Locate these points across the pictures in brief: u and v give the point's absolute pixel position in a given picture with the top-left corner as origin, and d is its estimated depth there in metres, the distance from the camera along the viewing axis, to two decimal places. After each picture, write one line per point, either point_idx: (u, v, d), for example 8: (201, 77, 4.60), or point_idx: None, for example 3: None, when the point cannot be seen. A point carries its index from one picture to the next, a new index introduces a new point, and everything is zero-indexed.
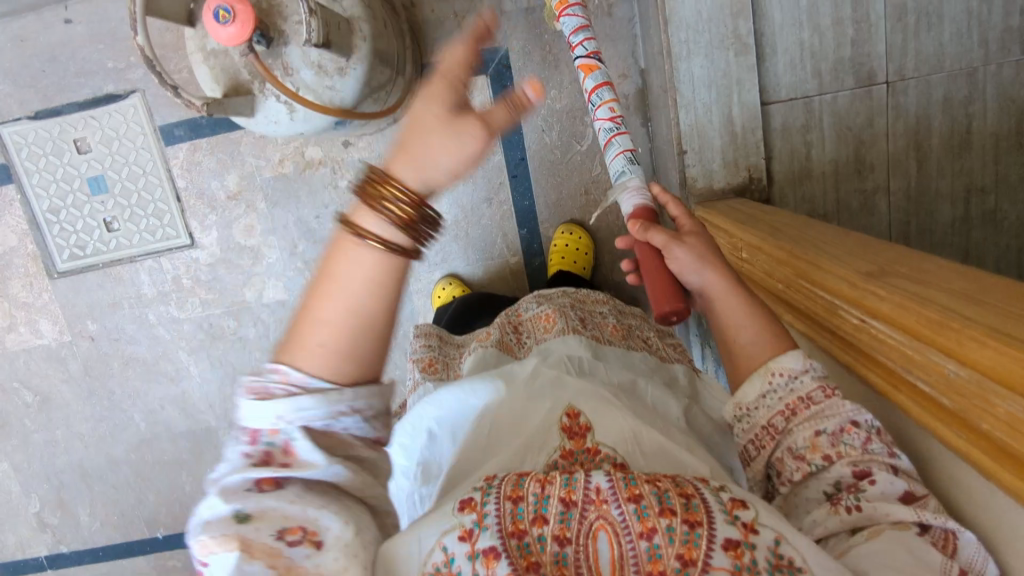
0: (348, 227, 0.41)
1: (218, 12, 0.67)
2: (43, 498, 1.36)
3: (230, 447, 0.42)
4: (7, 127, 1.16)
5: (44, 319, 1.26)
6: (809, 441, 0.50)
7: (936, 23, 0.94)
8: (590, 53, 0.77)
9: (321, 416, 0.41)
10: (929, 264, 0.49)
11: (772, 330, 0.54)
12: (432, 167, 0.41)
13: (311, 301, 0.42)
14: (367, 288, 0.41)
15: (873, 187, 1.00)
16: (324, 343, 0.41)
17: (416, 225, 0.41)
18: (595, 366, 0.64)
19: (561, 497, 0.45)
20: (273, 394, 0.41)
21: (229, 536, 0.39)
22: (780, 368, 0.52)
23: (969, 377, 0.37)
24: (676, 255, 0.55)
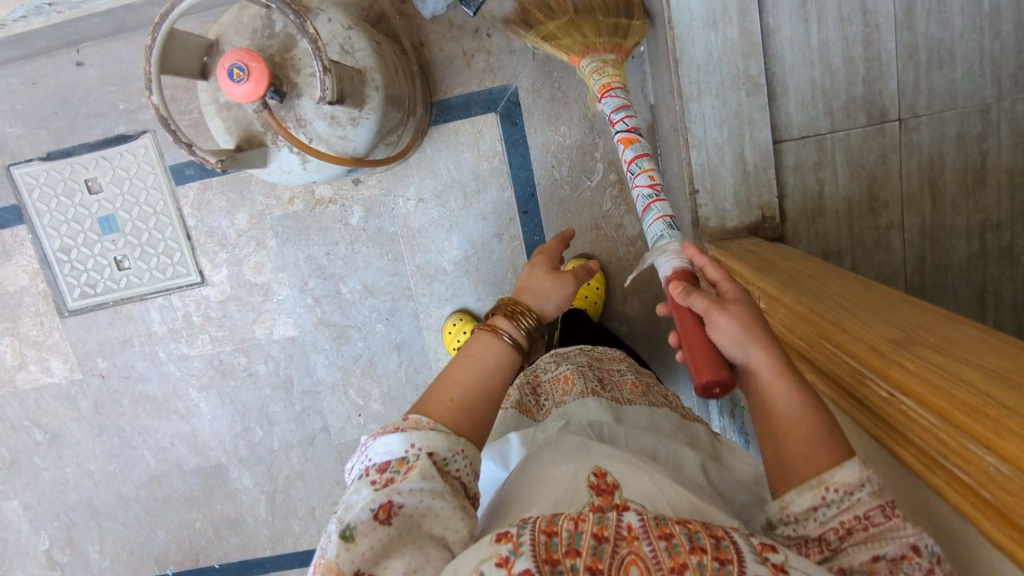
0: (482, 326, 0.60)
1: (233, 70, 0.67)
2: (52, 536, 1.36)
3: (363, 472, 0.52)
4: (20, 168, 1.17)
5: (55, 358, 1.26)
6: (865, 564, 0.43)
7: (948, 61, 0.92)
8: (630, 129, 0.82)
9: (445, 450, 0.52)
10: (955, 330, 0.49)
11: (825, 430, 0.47)
12: (551, 295, 0.63)
13: (442, 377, 0.58)
14: (489, 372, 0.58)
15: (887, 224, 0.99)
16: (453, 403, 0.55)
17: (529, 326, 0.60)
18: (615, 432, 0.66)
19: (594, 533, 0.45)
20: (409, 426, 0.53)
21: (340, 545, 0.47)
22: (837, 481, 0.45)
23: (1013, 474, 0.36)
24: (718, 325, 0.48)
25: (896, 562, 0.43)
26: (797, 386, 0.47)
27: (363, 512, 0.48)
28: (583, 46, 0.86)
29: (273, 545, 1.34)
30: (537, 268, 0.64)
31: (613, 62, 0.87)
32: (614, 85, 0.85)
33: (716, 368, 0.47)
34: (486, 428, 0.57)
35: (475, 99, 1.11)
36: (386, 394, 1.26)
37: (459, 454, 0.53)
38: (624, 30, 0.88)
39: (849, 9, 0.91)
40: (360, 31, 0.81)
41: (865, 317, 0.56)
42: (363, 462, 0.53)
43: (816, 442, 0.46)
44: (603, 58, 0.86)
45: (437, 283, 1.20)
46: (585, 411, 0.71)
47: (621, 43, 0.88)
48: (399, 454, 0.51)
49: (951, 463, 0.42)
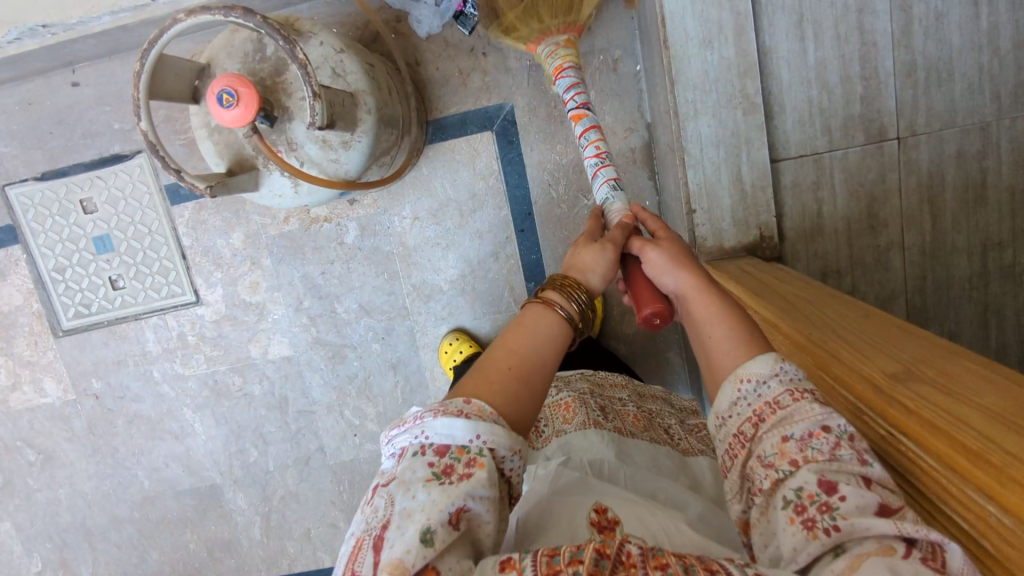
0: (534, 299, 0.56)
1: (222, 95, 0.67)
2: (45, 557, 1.34)
3: (423, 456, 0.47)
4: (14, 188, 1.17)
5: (49, 378, 1.25)
6: (776, 447, 0.45)
7: (947, 79, 0.91)
8: (580, 104, 0.84)
9: (510, 445, 0.49)
10: (953, 364, 0.48)
11: (742, 329, 0.50)
12: (595, 268, 0.59)
13: (494, 353, 0.53)
14: (548, 341, 0.54)
15: (886, 243, 0.98)
16: (513, 371, 0.52)
17: (580, 299, 0.56)
18: (616, 470, 0.66)
19: (595, 549, 0.43)
20: (471, 412, 0.48)
21: (417, 546, 0.43)
22: (746, 372, 0.48)
23: (1014, 526, 0.35)
24: (650, 260, 0.57)
25: (805, 442, 0.44)
26: (717, 297, 0.52)
27: (438, 511, 0.44)
28: (538, 33, 0.89)
29: (268, 566, 1.33)
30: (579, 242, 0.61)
31: (565, 44, 0.89)
32: (565, 66, 0.87)
33: (654, 303, 0.57)
34: (538, 406, 0.53)
35: (471, 117, 1.11)
36: (381, 414, 1.25)
37: (517, 454, 0.49)
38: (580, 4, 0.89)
39: (846, 28, 0.90)
40: (351, 53, 0.80)
41: (861, 348, 0.55)
42: (412, 438, 0.49)
43: (734, 337, 0.50)
44: (555, 42, 0.89)
45: (433, 302, 1.19)
46: (586, 445, 0.70)
47: (574, 20, 0.90)
48: (463, 442, 0.48)
49: (950, 508, 0.41)
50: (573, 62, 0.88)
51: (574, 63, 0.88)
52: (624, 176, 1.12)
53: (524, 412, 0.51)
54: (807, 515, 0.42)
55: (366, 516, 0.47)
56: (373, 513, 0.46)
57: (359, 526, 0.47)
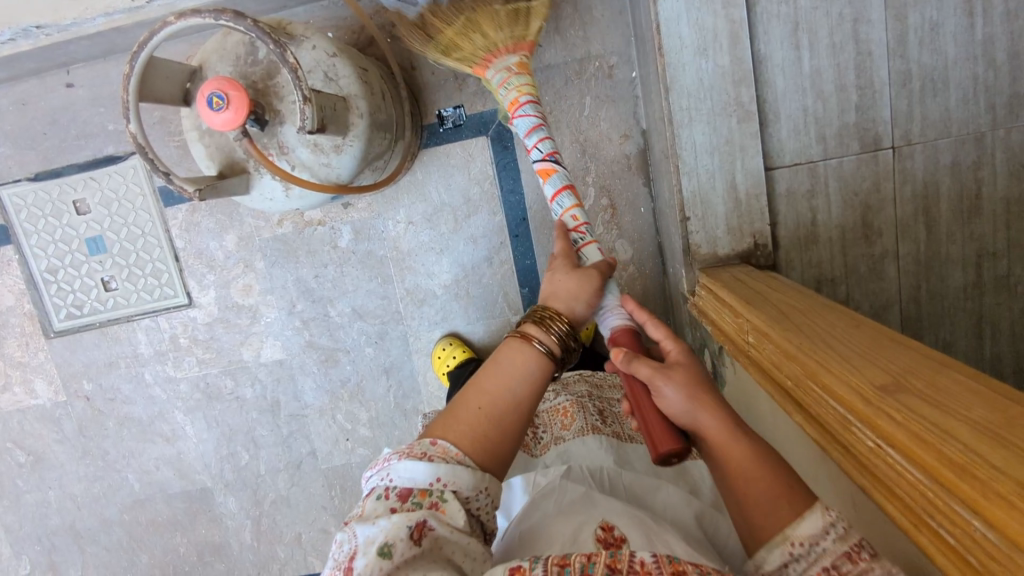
0: (512, 334, 0.58)
1: (212, 99, 0.67)
2: (34, 560, 1.34)
3: (383, 496, 0.49)
4: (7, 189, 1.16)
5: (40, 379, 1.25)
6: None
7: (942, 89, 0.91)
8: (546, 156, 0.81)
9: (472, 485, 0.50)
10: (944, 376, 0.48)
11: (784, 483, 0.48)
12: (580, 294, 0.63)
13: (470, 387, 0.56)
14: (521, 381, 0.56)
15: (881, 253, 0.98)
16: (482, 411, 0.54)
17: (562, 332, 0.58)
18: (616, 480, 0.66)
19: (607, 564, 0.44)
20: (434, 455, 0.50)
21: (375, 560, 0.44)
22: (802, 534, 0.45)
23: (999, 542, 0.35)
24: (665, 393, 0.53)
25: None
26: (749, 442, 0.50)
27: (398, 529, 0.46)
28: (485, 50, 0.82)
29: (258, 571, 1.32)
30: (559, 271, 0.65)
31: (517, 68, 0.83)
32: (522, 100, 0.82)
33: (671, 440, 0.52)
34: (512, 446, 0.54)
35: (467, 123, 1.11)
36: (374, 418, 1.24)
37: (483, 492, 0.51)
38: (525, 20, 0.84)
39: (841, 37, 0.90)
40: (344, 58, 0.80)
41: (852, 359, 0.55)
42: (378, 480, 0.51)
43: (779, 493, 0.48)
44: (507, 65, 0.82)
45: (427, 306, 1.19)
46: (586, 453, 0.70)
47: (523, 36, 0.83)
48: (424, 483, 0.49)
49: (938, 523, 0.40)
50: (530, 94, 0.83)
51: (533, 96, 0.83)
52: (619, 183, 1.12)
53: (494, 451, 0.53)
54: None
55: (332, 557, 0.48)
56: (338, 550, 0.47)
57: (326, 566, 0.48)
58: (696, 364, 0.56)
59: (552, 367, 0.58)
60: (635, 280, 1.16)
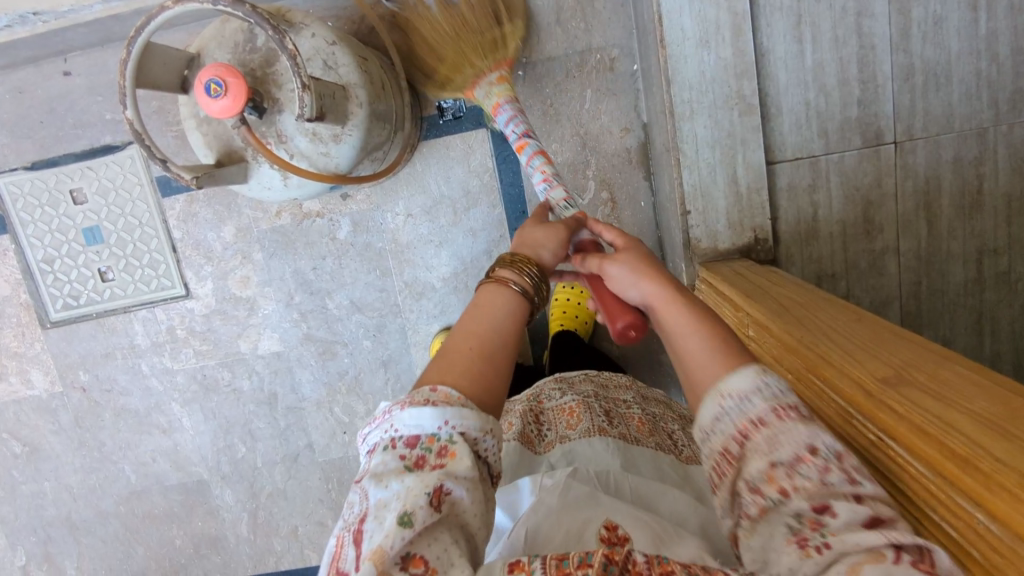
0: (489, 281, 0.56)
1: (210, 85, 0.66)
2: (30, 551, 1.33)
3: (392, 449, 0.48)
4: (3, 178, 1.15)
5: (36, 370, 1.24)
6: (764, 473, 0.42)
7: (945, 84, 0.91)
8: (522, 135, 0.89)
9: (480, 424, 0.49)
10: (947, 369, 0.47)
11: (717, 339, 0.49)
12: (546, 241, 0.60)
13: (457, 334, 0.54)
14: (506, 322, 0.54)
15: (882, 248, 0.97)
16: (476, 353, 0.52)
17: (534, 274, 0.57)
18: (622, 482, 0.65)
19: (604, 554, 0.44)
20: (439, 399, 0.48)
21: (396, 530, 0.44)
22: (729, 388, 0.45)
23: (1003, 535, 0.34)
24: (613, 275, 0.55)
25: (795, 469, 0.42)
26: (687, 305, 0.51)
27: (416, 497, 0.45)
28: (472, 77, 0.93)
29: (255, 563, 1.31)
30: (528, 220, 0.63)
31: (498, 81, 0.93)
32: (503, 104, 0.91)
33: (625, 314, 0.54)
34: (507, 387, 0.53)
35: (467, 115, 1.10)
36: (372, 412, 1.24)
37: (490, 433, 0.49)
38: (502, 42, 0.96)
39: (844, 31, 0.89)
40: (344, 46, 0.79)
41: (853, 352, 0.54)
42: (383, 433, 0.49)
43: (711, 350, 0.48)
44: (490, 82, 0.93)
45: (425, 299, 1.18)
46: (591, 455, 0.69)
47: (502, 56, 0.95)
48: (432, 430, 0.48)
49: (940, 515, 0.40)
50: (510, 99, 0.92)
51: (511, 100, 0.92)
52: (620, 176, 1.11)
53: (492, 389, 0.52)
54: (802, 539, 0.41)
55: (345, 516, 0.48)
56: (351, 510, 0.47)
57: (339, 526, 0.48)
58: (644, 247, 0.58)
59: (530, 307, 0.56)
60: None
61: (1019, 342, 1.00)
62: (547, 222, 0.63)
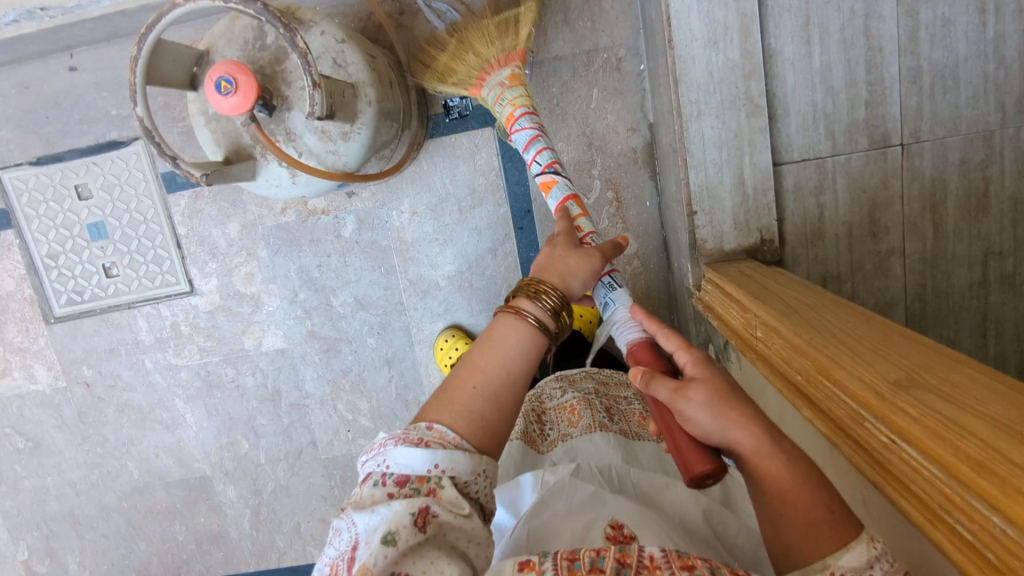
0: (507, 308, 0.55)
1: (220, 83, 0.66)
2: (32, 546, 1.33)
3: (380, 484, 0.49)
4: (8, 173, 1.15)
5: (39, 365, 1.24)
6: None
7: (952, 86, 0.91)
8: (545, 168, 0.81)
9: (471, 470, 0.49)
10: (959, 373, 0.47)
11: (827, 504, 0.44)
12: (576, 271, 0.60)
13: (464, 365, 0.54)
14: (514, 360, 0.54)
15: (887, 250, 0.97)
16: (477, 391, 0.52)
17: (555, 303, 0.55)
18: (624, 477, 0.66)
19: (616, 558, 0.45)
20: (432, 442, 0.49)
21: (379, 548, 0.45)
22: (845, 572, 0.42)
23: (1020, 538, 0.35)
24: (690, 413, 0.46)
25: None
26: (785, 456, 0.45)
27: (400, 517, 0.46)
28: (478, 67, 0.85)
29: (257, 560, 1.32)
30: (555, 245, 0.62)
31: (510, 80, 0.84)
32: (518, 114, 0.83)
33: (702, 459, 0.45)
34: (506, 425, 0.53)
35: (473, 113, 1.10)
36: (375, 409, 1.24)
37: (481, 475, 0.50)
38: (516, 31, 0.87)
39: (853, 32, 0.89)
40: (353, 44, 0.79)
41: (863, 354, 0.54)
42: (376, 466, 0.50)
43: (821, 520, 0.44)
44: (500, 80, 0.84)
45: (429, 298, 1.18)
46: (593, 451, 0.70)
47: (513, 47, 0.86)
48: (422, 472, 0.48)
49: (954, 519, 0.40)
50: (525, 107, 0.83)
51: (529, 109, 0.83)
52: (626, 176, 1.11)
53: (491, 433, 0.52)
54: None
55: (334, 543, 0.48)
56: (339, 539, 0.47)
57: (329, 551, 0.48)
58: (716, 369, 0.50)
59: (546, 339, 0.55)
60: (639, 274, 1.16)
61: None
62: (579, 246, 0.62)
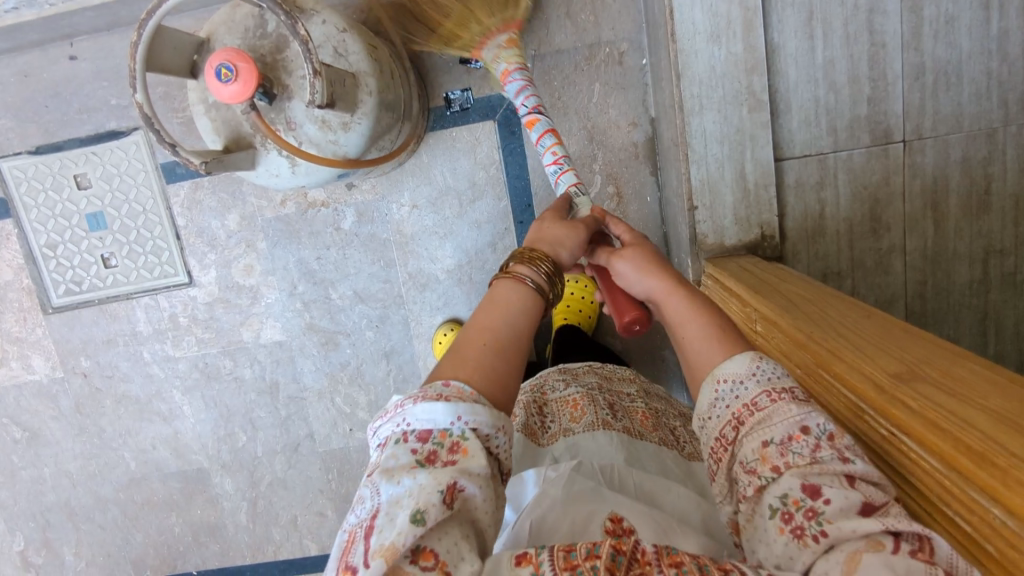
0: (502, 275, 0.57)
1: (221, 70, 0.66)
2: (28, 536, 1.33)
3: (405, 445, 0.47)
4: (7, 162, 1.15)
5: (37, 355, 1.24)
6: (757, 452, 0.45)
7: (955, 83, 0.91)
8: (532, 109, 0.87)
9: (492, 421, 0.48)
10: (958, 365, 0.47)
11: (714, 328, 0.52)
12: (566, 241, 0.61)
13: (471, 327, 0.54)
14: (520, 320, 0.55)
15: (888, 247, 0.97)
16: (491, 346, 0.53)
17: (547, 265, 0.57)
18: (626, 477, 0.65)
19: (612, 545, 0.44)
20: (451, 395, 0.48)
21: (408, 527, 0.43)
22: (722, 373, 0.49)
23: (1021, 530, 0.35)
24: (619, 270, 0.59)
25: (785, 446, 0.44)
26: (688, 294, 0.54)
27: (428, 493, 0.44)
28: (480, 36, 0.89)
29: (254, 553, 1.31)
30: (535, 223, 0.64)
31: (507, 43, 0.90)
32: (512, 69, 0.88)
33: (632, 310, 0.60)
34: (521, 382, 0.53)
35: (474, 106, 1.10)
36: (373, 402, 1.24)
37: (501, 430, 0.49)
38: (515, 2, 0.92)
39: (856, 28, 0.89)
40: (355, 34, 0.79)
41: (862, 347, 0.54)
42: (396, 426, 0.48)
43: (705, 336, 0.52)
44: (498, 43, 0.90)
45: (429, 291, 1.18)
46: (596, 449, 0.69)
47: (512, 17, 0.91)
48: (444, 424, 0.47)
49: (953, 511, 0.40)
50: (519, 64, 0.89)
51: (521, 65, 0.89)
52: (627, 170, 1.11)
53: (504, 383, 0.52)
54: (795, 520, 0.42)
55: (356, 511, 0.47)
56: (362, 508, 0.46)
57: (350, 518, 0.47)
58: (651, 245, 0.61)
59: (544, 300, 0.57)
60: None
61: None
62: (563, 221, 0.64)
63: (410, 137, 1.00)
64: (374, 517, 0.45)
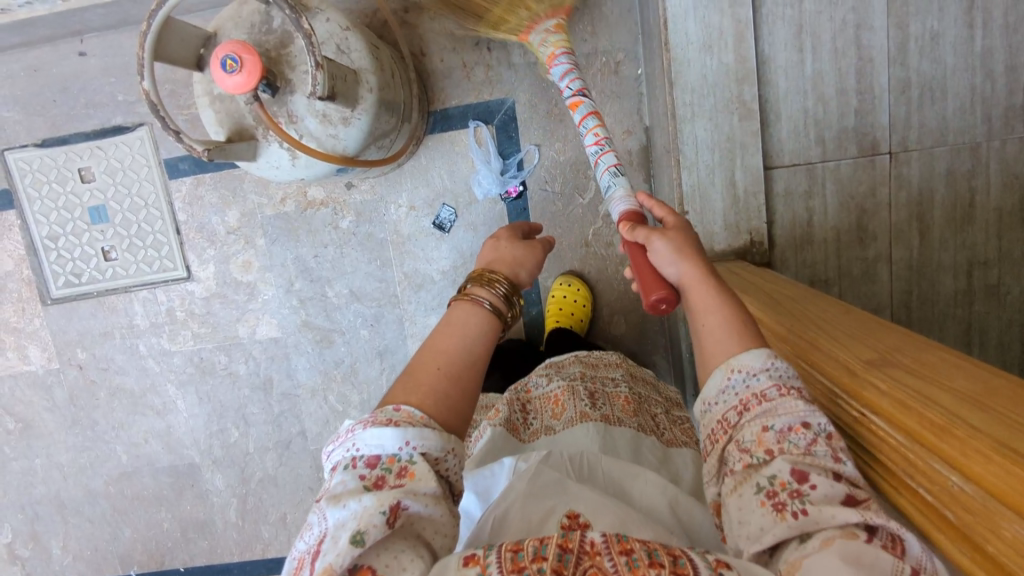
0: (460, 297, 0.60)
1: (226, 61, 0.68)
2: (16, 528, 1.33)
3: (353, 470, 0.49)
4: (14, 153, 1.17)
5: (33, 346, 1.25)
6: (756, 436, 0.47)
7: (940, 98, 0.93)
8: (576, 92, 0.81)
9: (441, 447, 0.50)
10: (927, 354, 0.51)
11: (737, 320, 0.52)
12: (524, 262, 0.65)
13: (421, 352, 0.57)
14: (475, 341, 0.57)
15: (874, 256, 0.99)
16: (442, 370, 0.54)
17: (506, 290, 0.60)
18: (595, 466, 0.66)
19: (557, 544, 0.45)
20: (402, 423, 0.50)
21: (347, 548, 0.45)
22: (739, 363, 0.49)
23: (976, 494, 0.38)
24: (656, 247, 0.57)
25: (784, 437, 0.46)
26: (720, 288, 0.54)
27: (371, 515, 0.46)
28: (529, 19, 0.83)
29: (242, 550, 1.31)
30: (487, 246, 0.67)
31: (556, 29, 0.84)
32: (558, 53, 0.82)
33: (659, 288, 0.56)
34: (469, 406, 0.55)
35: (472, 110, 1.12)
36: (365, 401, 1.25)
37: (451, 453, 0.51)
38: None
39: (844, 42, 0.92)
40: (357, 32, 0.82)
41: (839, 337, 0.57)
42: (345, 451, 0.51)
43: (724, 328, 0.52)
44: (547, 28, 0.83)
45: (424, 291, 1.20)
46: (571, 442, 0.70)
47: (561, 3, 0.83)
48: (393, 450, 0.49)
49: (916, 483, 0.43)
50: (565, 49, 0.83)
51: (568, 49, 0.83)
52: None
53: (456, 411, 0.54)
54: (777, 499, 0.44)
55: (305, 537, 0.48)
56: (309, 533, 0.48)
57: (300, 545, 0.48)
58: (691, 229, 0.59)
59: (500, 321, 0.60)
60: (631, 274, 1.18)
61: (1006, 354, 1.02)
62: (522, 241, 0.68)
63: (412, 137, 1.03)
64: (319, 539, 0.47)
